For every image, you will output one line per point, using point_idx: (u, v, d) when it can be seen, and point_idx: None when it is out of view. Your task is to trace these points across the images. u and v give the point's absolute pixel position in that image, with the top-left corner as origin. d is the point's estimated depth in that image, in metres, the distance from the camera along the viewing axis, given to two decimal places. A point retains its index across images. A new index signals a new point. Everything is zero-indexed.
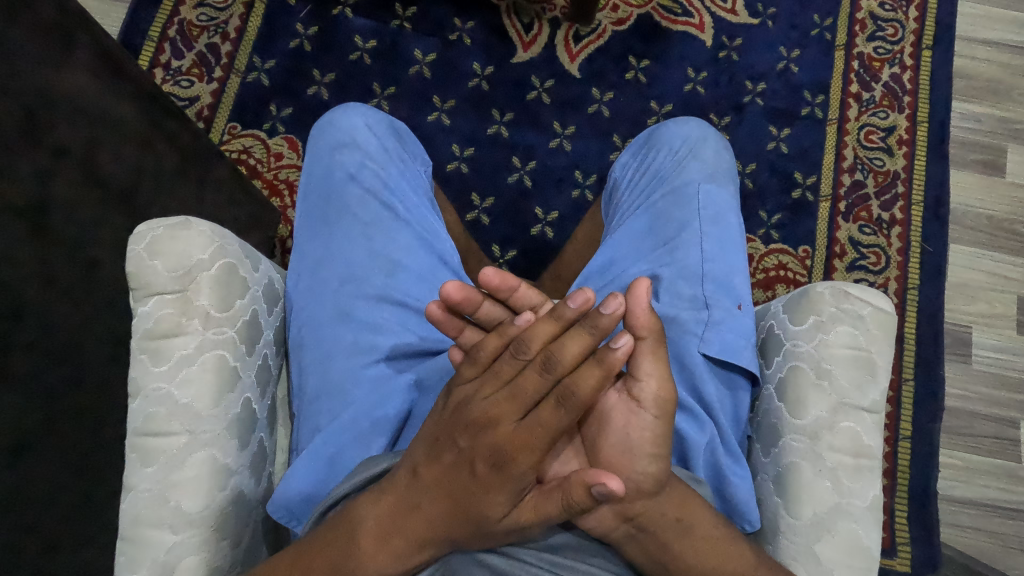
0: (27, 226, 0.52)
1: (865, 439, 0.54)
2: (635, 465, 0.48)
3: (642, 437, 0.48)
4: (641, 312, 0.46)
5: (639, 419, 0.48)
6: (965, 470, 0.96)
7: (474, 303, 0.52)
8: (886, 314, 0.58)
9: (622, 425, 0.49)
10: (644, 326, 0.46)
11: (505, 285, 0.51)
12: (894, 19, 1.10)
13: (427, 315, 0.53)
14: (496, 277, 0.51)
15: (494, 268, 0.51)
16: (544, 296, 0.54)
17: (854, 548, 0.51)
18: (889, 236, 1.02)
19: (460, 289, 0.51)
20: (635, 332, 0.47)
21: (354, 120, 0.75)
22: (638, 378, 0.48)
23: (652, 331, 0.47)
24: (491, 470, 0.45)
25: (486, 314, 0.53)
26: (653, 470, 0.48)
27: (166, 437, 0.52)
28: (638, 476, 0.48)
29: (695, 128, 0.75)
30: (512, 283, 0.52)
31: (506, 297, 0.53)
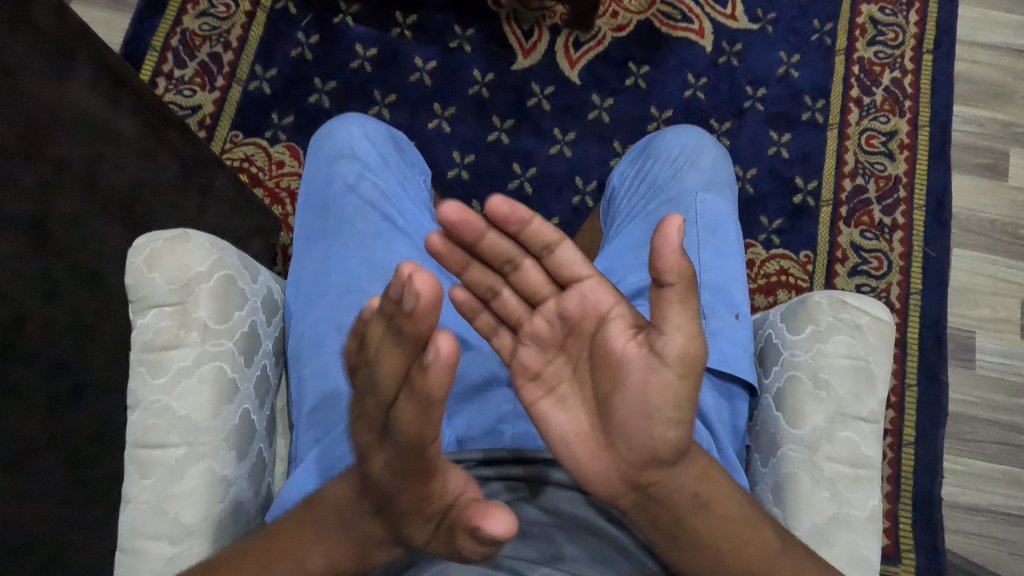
0: (29, 240, 0.52)
1: (863, 448, 0.54)
2: (651, 430, 0.41)
3: (662, 397, 0.40)
4: (673, 251, 0.38)
5: (661, 377, 0.40)
6: (970, 476, 0.95)
7: (475, 231, 0.47)
8: (884, 323, 0.58)
9: (639, 384, 0.41)
10: (675, 272, 0.38)
11: (512, 217, 0.45)
12: (894, 23, 1.10)
13: (428, 243, 0.50)
14: (504, 207, 0.45)
15: (501, 196, 0.45)
16: (560, 235, 0.45)
17: (854, 560, 0.51)
18: (891, 241, 1.01)
19: (462, 211, 0.47)
20: (661, 279, 0.39)
21: (353, 131, 0.77)
22: (661, 333, 0.40)
23: (683, 278, 0.38)
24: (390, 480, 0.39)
25: (492, 248, 0.48)
26: (671, 438, 0.41)
27: (165, 449, 0.52)
28: (656, 443, 0.41)
29: (692, 137, 0.77)
30: (523, 215, 0.45)
31: (515, 232, 0.46)
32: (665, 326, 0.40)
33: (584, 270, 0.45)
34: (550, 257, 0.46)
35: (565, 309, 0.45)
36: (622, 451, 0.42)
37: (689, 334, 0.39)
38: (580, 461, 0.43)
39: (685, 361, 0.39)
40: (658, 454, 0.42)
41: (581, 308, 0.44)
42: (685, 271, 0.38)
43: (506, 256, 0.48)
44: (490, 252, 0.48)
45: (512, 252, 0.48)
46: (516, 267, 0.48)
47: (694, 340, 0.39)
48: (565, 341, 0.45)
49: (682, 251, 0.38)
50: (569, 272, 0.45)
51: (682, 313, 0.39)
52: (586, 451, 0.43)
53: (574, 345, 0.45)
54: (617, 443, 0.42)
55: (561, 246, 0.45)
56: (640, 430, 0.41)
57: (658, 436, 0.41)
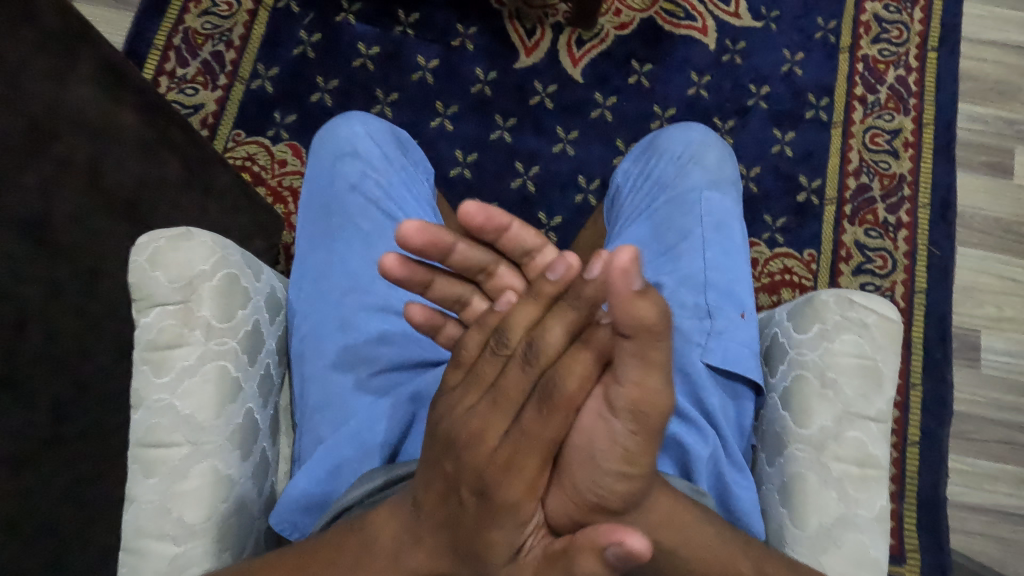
0: (31, 236, 0.52)
1: (870, 448, 0.53)
2: (597, 477, 0.37)
3: (610, 450, 0.35)
4: (625, 298, 0.30)
5: (611, 430, 0.35)
6: (976, 476, 0.95)
7: (444, 247, 0.44)
8: (890, 322, 0.57)
9: (586, 429, 0.36)
10: (631, 325, 0.31)
11: (489, 226, 0.43)
12: (899, 21, 1.09)
13: (382, 268, 0.45)
14: (480, 214, 0.42)
15: (475, 203, 0.41)
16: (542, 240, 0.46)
17: (862, 562, 0.50)
18: (895, 240, 1.01)
19: (424, 229, 0.42)
20: (619, 329, 0.32)
21: (355, 129, 0.77)
22: (615, 384, 0.34)
23: (645, 330, 0.31)
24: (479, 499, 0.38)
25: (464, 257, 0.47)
26: (620, 488, 0.37)
27: (167, 447, 0.52)
28: (601, 493, 0.37)
29: (696, 135, 0.77)
30: (501, 222, 0.43)
31: (492, 239, 0.45)
32: (621, 375, 0.33)
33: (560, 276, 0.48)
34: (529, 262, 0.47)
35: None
36: (569, 491, 0.38)
37: (647, 390, 0.33)
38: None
39: (642, 418, 0.34)
40: (606, 502, 0.38)
41: None
42: (646, 323, 0.31)
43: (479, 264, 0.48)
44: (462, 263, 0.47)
45: (487, 260, 0.48)
46: (489, 275, 0.49)
47: (652, 396, 0.33)
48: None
49: (636, 296, 0.30)
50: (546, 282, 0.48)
51: (642, 368, 0.33)
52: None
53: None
54: (565, 481, 0.38)
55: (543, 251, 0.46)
56: (588, 475, 0.37)
57: (602, 485, 0.37)
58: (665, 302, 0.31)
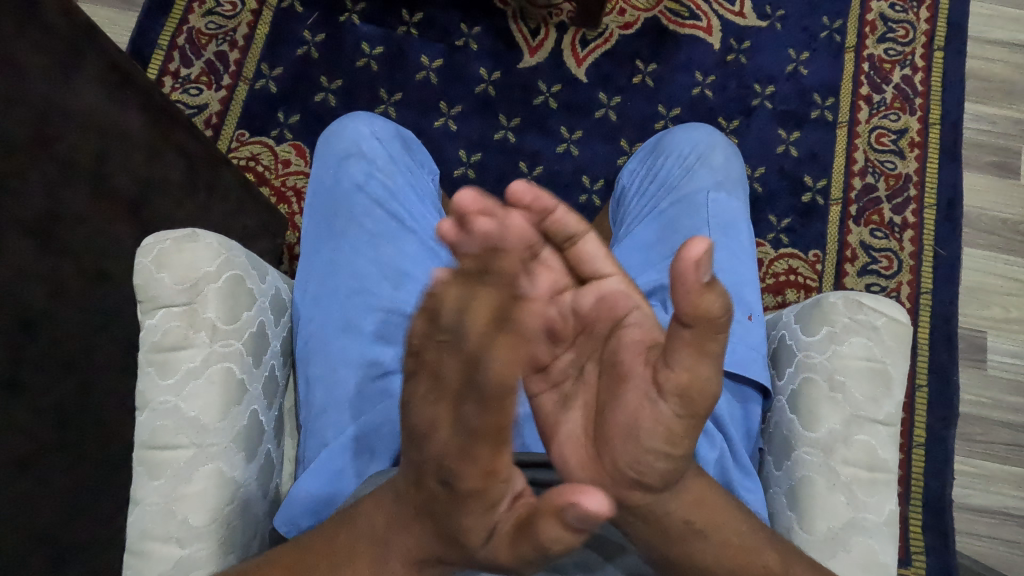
0: (36, 238, 0.52)
1: (879, 452, 0.53)
2: (639, 456, 0.39)
3: (655, 429, 0.38)
4: (694, 290, 0.32)
5: (657, 411, 0.37)
6: (982, 478, 0.94)
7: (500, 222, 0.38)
8: (900, 325, 0.57)
9: (631, 408, 0.38)
10: (692, 315, 0.33)
11: (524, 220, 0.36)
12: (905, 20, 1.09)
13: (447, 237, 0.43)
14: (527, 191, 0.42)
15: (524, 181, 0.42)
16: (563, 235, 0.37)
17: (871, 566, 0.50)
18: (901, 240, 1.00)
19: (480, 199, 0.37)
20: (680, 317, 0.34)
21: (360, 129, 0.77)
22: (666, 368, 0.36)
23: (706, 321, 0.33)
24: (445, 489, 0.36)
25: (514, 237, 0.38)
26: (659, 466, 0.39)
27: (172, 450, 0.52)
28: (641, 470, 0.39)
29: (703, 136, 0.77)
30: (547, 204, 0.43)
31: (535, 228, 0.37)
32: (674, 360, 0.36)
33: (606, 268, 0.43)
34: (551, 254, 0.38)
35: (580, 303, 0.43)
36: (609, 468, 0.40)
37: (697, 377, 0.36)
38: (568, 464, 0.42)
39: (690, 400, 0.36)
40: (645, 479, 0.40)
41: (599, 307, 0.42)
42: (710, 314, 0.33)
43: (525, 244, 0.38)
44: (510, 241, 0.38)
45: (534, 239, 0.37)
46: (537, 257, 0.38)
47: (703, 382, 0.36)
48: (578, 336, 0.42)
49: (703, 289, 0.32)
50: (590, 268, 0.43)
51: (694, 354, 0.35)
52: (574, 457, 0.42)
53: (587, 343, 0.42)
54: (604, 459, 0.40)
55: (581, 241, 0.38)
56: (628, 452, 0.39)
57: (643, 462, 0.39)
58: (727, 295, 0.33)
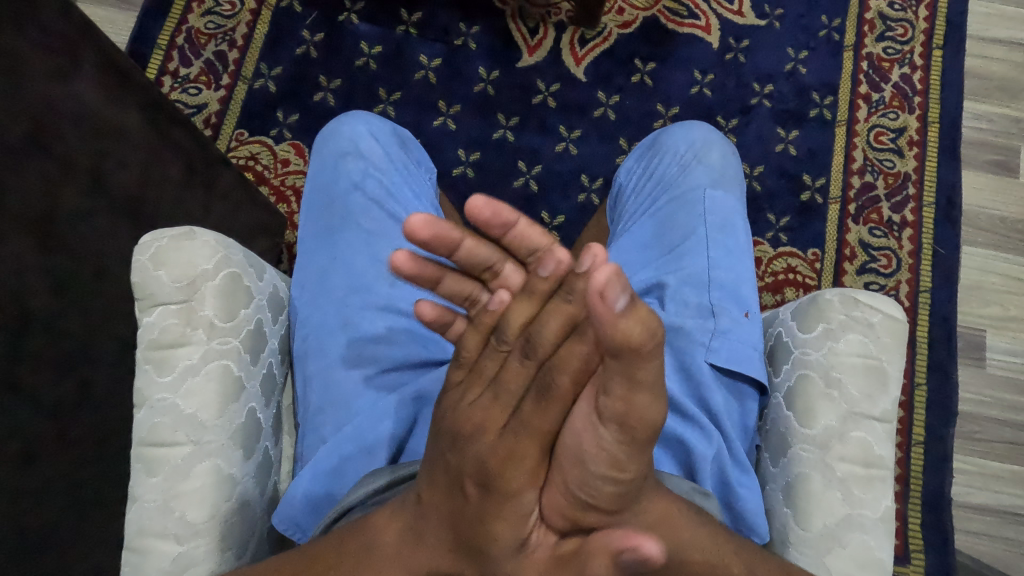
0: (35, 236, 0.52)
1: (875, 448, 0.53)
2: (587, 479, 0.36)
3: (597, 454, 0.35)
4: (608, 321, 0.29)
5: (598, 435, 0.34)
6: (981, 477, 0.94)
7: (451, 243, 0.39)
8: (896, 322, 0.57)
9: (575, 429, 0.35)
10: (615, 344, 0.30)
11: (495, 223, 0.37)
12: (903, 19, 1.09)
13: (393, 266, 0.40)
14: (485, 209, 0.37)
15: (484, 196, 0.36)
16: (551, 240, 0.39)
17: (867, 563, 0.50)
18: (900, 239, 1.00)
19: (431, 222, 0.37)
20: (606, 348, 0.31)
21: (357, 128, 0.77)
22: (603, 395, 0.33)
23: (632, 350, 0.30)
24: (482, 490, 0.38)
25: (470, 254, 0.40)
26: (609, 490, 0.36)
27: (170, 447, 0.52)
28: (591, 493, 0.36)
29: (700, 133, 0.77)
30: (508, 218, 0.37)
31: (499, 237, 0.39)
32: (609, 386, 0.33)
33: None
34: (539, 265, 0.39)
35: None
36: (561, 487, 0.37)
37: (634, 407, 0.32)
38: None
39: (630, 428, 0.33)
40: (597, 501, 0.37)
41: None
42: (632, 343, 0.30)
43: (485, 261, 0.41)
44: (467, 260, 0.41)
45: (493, 258, 0.41)
46: (496, 273, 0.42)
47: (640, 412, 0.33)
48: None
49: (619, 317, 0.29)
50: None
51: (626, 383, 0.32)
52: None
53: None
54: (555, 477, 0.37)
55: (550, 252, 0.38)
56: (574, 474, 0.36)
57: (592, 486, 0.36)
58: (651, 318, 0.30)
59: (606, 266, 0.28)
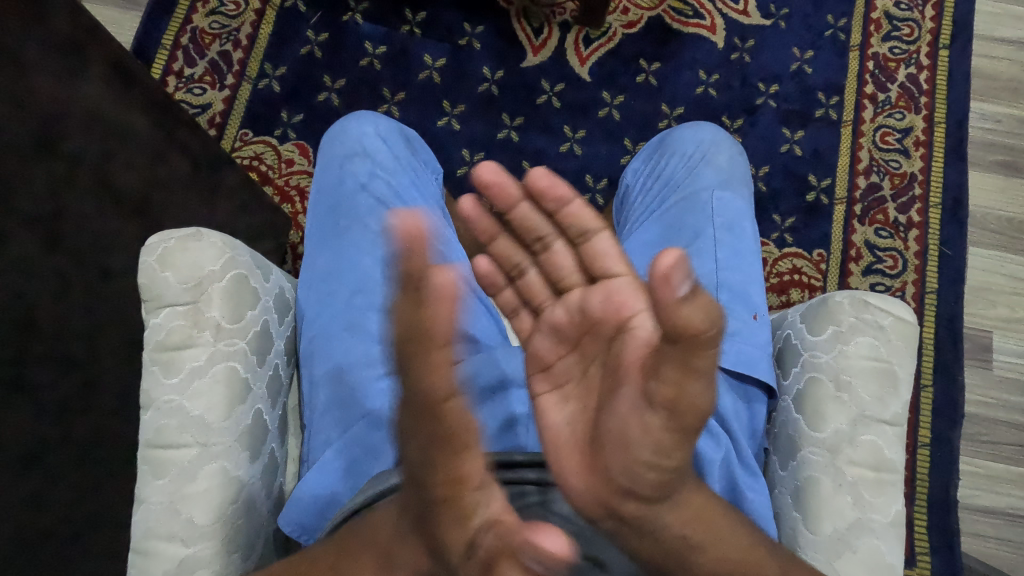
0: (41, 237, 0.52)
1: (886, 452, 0.53)
2: (631, 466, 0.36)
3: (643, 437, 0.35)
4: (667, 307, 0.29)
5: (646, 419, 0.34)
6: (988, 479, 0.94)
7: (507, 199, 0.47)
8: (906, 324, 0.57)
9: (622, 413, 0.36)
10: (673, 329, 0.30)
11: (551, 192, 0.44)
12: (910, 19, 1.08)
13: (460, 207, 0.50)
14: (545, 180, 0.44)
15: (543, 169, 0.45)
16: (600, 224, 0.42)
17: (877, 567, 0.50)
18: (906, 240, 1.00)
19: (499, 174, 0.47)
20: (668, 334, 0.30)
21: (364, 128, 0.77)
22: (654, 378, 0.33)
23: (689, 335, 0.30)
24: (442, 498, 0.35)
25: (525, 221, 0.48)
26: (651, 478, 0.37)
27: (176, 449, 0.52)
28: (633, 480, 0.37)
29: (706, 134, 0.77)
30: (563, 194, 0.44)
31: (553, 210, 0.45)
32: (661, 371, 0.33)
33: (615, 267, 0.42)
34: (587, 245, 0.43)
35: (590, 304, 0.41)
36: (602, 474, 0.38)
37: (686, 393, 0.32)
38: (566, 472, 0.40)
39: (679, 415, 0.33)
40: (636, 489, 0.38)
41: (607, 306, 0.40)
42: (694, 328, 0.29)
43: (537, 232, 0.48)
44: (522, 224, 0.48)
45: (545, 230, 0.47)
46: (545, 246, 0.47)
47: (692, 399, 0.33)
48: (580, 338, 0.41)
49: (679, 303, 0.29)
50: (601, 266, 0.42)
51: (681, 370, 0.32)
52: (568, 462, 0.39)
53: (591, 345, 0.41)
54: (598, 465, 0.38)
55: (600, 234, 0.42)
56: (620, 459, 0.37)
57: (636, 473, 0.37)
58: (714, 306, 0.30)
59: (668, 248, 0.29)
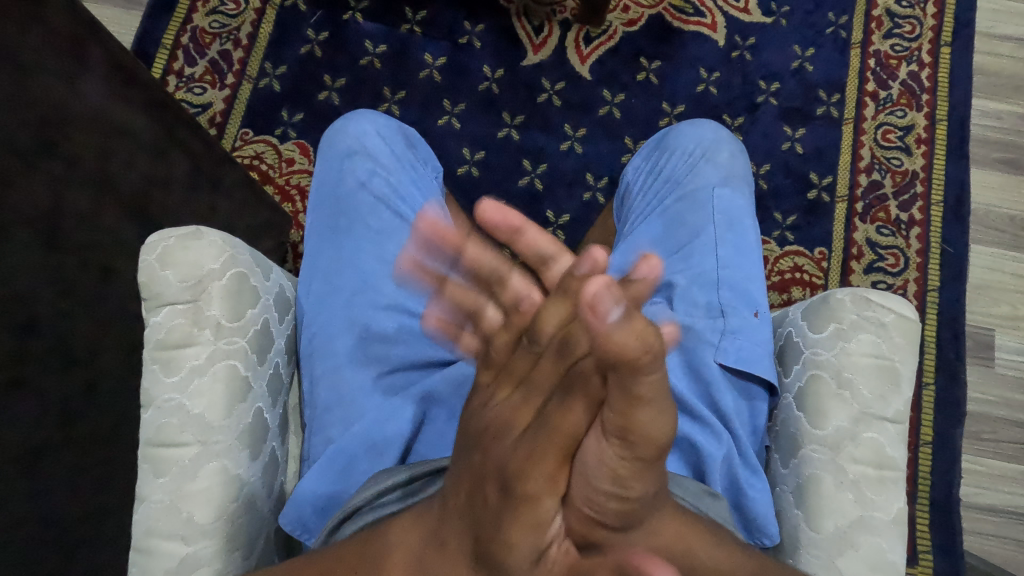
0: (41, 236, 0.52)
1: (887, 450, 0.53)
2: (592, 495, 0.34)
3: (599, 468, 0.33)
4: (601, 333, 0.28)
5: (602, 449, 0.32)
6: (991, 477, 0.93)
7: (453, 243, 0.43)
8: (908, 322, 0.56)
9: (579, 443, 0.33)
10: (608, 357, 0.29)
11: (503, 226, 0.37)
12: (911, 16, 1.08)
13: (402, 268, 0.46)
14: (495, 213, 0.36)
15: (494, 200, 0.37)
16: (558, 246, 0.38)
17: (879, 564, 0.50)
18: (908, 237, 1.00)
19: (499, 210, 0.37)
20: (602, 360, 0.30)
21: (363, 126, 0.77)
22: (605, 406, 0.31)
23: (626, 363, 0.29)
24: (501, 495, 0.35)
25: (474, 264, 0.43)
26: (615, 508, 0.34)
27: (177, 447, 0.52)
28: (597, 510, 0.34)
29: (708, 131, 0.77)
30: (517, 224, 0.37)
31: (506, 241, 0.38)
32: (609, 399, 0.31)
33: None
34: (545, 273, 0.39)
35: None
36: (566, 509, 0.35)
37: (635, 420, 0.30)
38: (561, 492, 0.36)
39: (634, 444, 0.31)
40: (603, 520, 0.34)
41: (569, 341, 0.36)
42: (628, 356, 0.28)
43: (493, 271, 0.43)
44: (472, 268, 0.43)
45: (498, 267, 0.42)
46: (503, 283, 0.42)
47: (643, 426, 0.31)
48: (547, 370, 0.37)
49: (612, 328, 0.28)
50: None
51: (626, 399, 0.30)
52: None
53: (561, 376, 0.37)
54: (561, 499, 0.35)
55: (559, 259, 0.38)
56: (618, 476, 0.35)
57: (597, 503, 0.34)
58: (648, 335, 0.28)
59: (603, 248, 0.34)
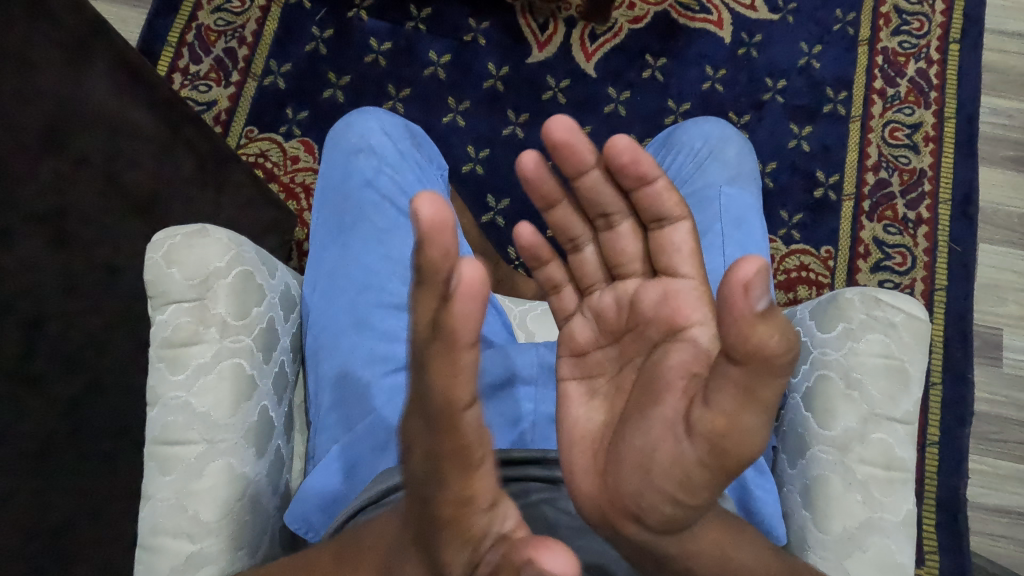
0: (47, 234, 0.52)
1: (896, 451, 0.52)
2: (644, 493, 0.35)
3: (669, 468, 0.34)
4: (744, 320, 0.29)
5: (680, 447, 0.34)
6: (998, 478, 0.93)
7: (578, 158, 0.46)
8: (918, 322, 0.56)
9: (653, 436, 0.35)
10: (744, 351, 0.30)
11: (630, 170, 0.44)
12: (919, 12, 1.07)
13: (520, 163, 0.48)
14: (628, 151, 0.43)
15: (628, 140, 0.43)
16: (683, 211, 0.43)
17: (887, 566, 0.49)
18: (915, 236, 0.99)
19: (570, 132, 0.45)
20: (729, 352, 0.31)
21: (369, 124, 0.76)
22: (704, 406, 0.33)
23: (760, 358, 0.30)
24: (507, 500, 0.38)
25: (591, 191, 0.46)
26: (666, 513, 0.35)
27: (184, 445, 0.52)
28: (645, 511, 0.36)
29: (715, 128, 0.76)
30: (648, 173, 0.43)
31: (630, 189, 0.44)
32: (713, 399, 0.32)
33: (683, 269, 0.42)
34: (659, 232, 0.44)
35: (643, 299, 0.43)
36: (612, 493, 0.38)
37: (737, 426, 0.32)
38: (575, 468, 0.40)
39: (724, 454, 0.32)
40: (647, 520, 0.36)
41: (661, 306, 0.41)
42: (768, 351, 0.30)
43: (603, 206, 0.47)
44: (587, 196, 0.47)
45: (613, 207, 0.47)
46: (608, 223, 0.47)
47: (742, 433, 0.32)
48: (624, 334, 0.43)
49: (757, 318, 0.29)
50: (668, 260, 0.43)
51: (740, 398, 0.31)
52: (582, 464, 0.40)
53: (631, 343, 0.42)
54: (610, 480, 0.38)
55: (678, 224, 0.43)
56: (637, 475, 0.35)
57: (652, 504, 0.35)
58: (788, 331, 0.30)
59: (750, 257, 0.30)
